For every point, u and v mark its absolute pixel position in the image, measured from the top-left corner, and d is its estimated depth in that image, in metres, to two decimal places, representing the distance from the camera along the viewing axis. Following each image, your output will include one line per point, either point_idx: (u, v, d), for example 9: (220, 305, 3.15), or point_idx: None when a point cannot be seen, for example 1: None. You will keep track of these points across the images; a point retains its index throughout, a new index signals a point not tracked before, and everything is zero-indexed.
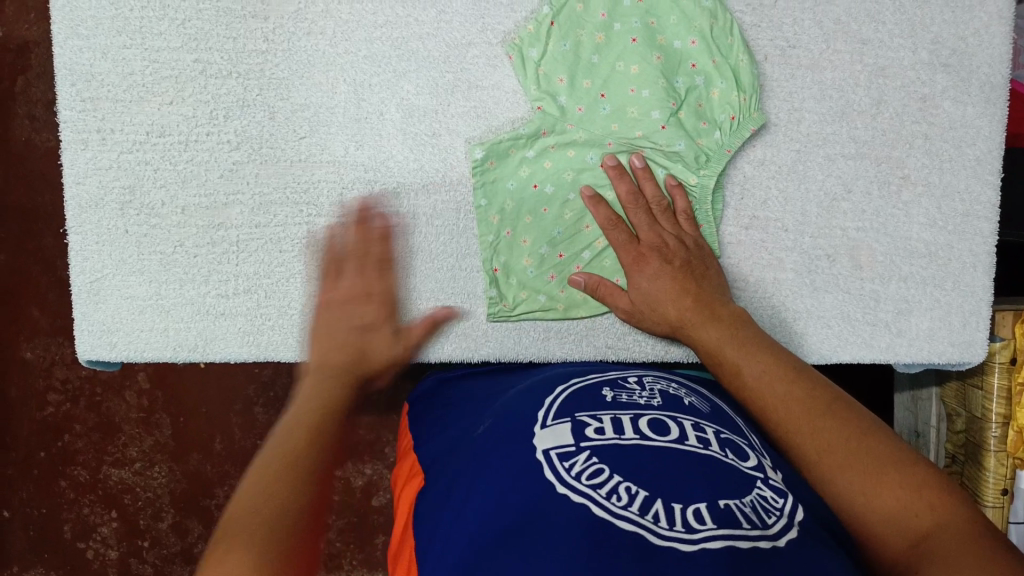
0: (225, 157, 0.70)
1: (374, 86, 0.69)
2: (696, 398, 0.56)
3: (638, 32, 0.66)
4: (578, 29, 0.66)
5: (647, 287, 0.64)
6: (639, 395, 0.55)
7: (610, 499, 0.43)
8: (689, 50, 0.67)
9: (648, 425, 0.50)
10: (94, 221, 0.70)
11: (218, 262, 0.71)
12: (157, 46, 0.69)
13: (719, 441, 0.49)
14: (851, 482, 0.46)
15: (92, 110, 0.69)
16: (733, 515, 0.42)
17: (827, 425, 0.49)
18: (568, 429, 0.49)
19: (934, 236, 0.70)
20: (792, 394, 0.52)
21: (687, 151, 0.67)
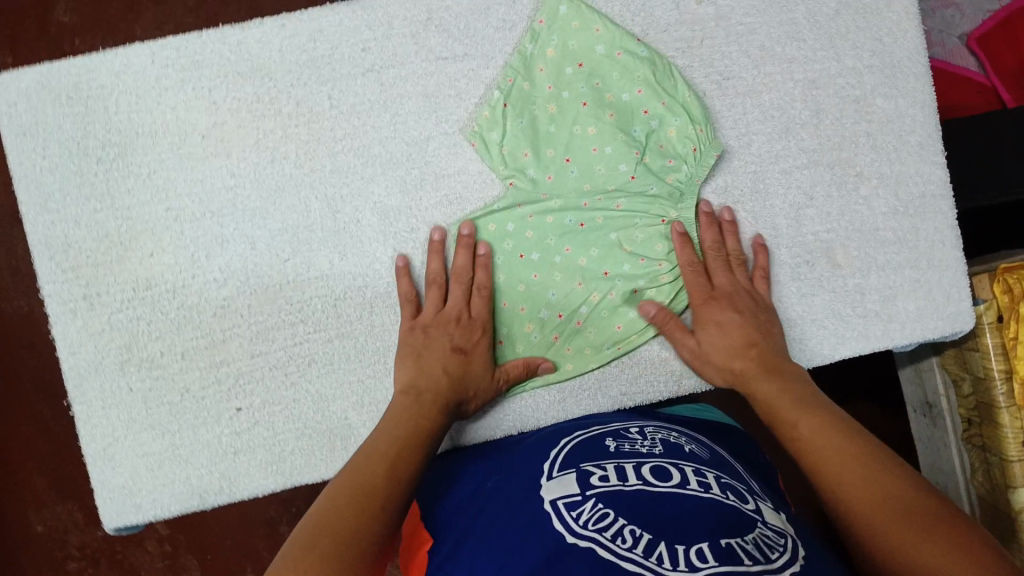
0: (214, 295, 0.71)
1: (346, 196, 0.71)
2: (694, 445, 0.63)
3: (587, 95, 0.71)
4: (530, 105, 0.71)
5: (719, 341, 0.67)
6: (641, 444, 0.60)
7: (615, 541, 0.46)
8: (638, 98, 0.71)
9: (651, 472, 0.55)
10: (96, 385, 0.70)
11: (227, 398, 0.71)
12: (127, 203, 0.70)
13: (718, 484, 0.55)
14: (894, 540, 0.48)
15: (75, 279, 0.70)
16: (733, 553, 0.45)
17: (877, 486, 0.51)
18: (574, 477, 0.55)
19: (899, 223, 0.74)
20: (849, 451, 0.54)
21: (661, 192, 0.71)
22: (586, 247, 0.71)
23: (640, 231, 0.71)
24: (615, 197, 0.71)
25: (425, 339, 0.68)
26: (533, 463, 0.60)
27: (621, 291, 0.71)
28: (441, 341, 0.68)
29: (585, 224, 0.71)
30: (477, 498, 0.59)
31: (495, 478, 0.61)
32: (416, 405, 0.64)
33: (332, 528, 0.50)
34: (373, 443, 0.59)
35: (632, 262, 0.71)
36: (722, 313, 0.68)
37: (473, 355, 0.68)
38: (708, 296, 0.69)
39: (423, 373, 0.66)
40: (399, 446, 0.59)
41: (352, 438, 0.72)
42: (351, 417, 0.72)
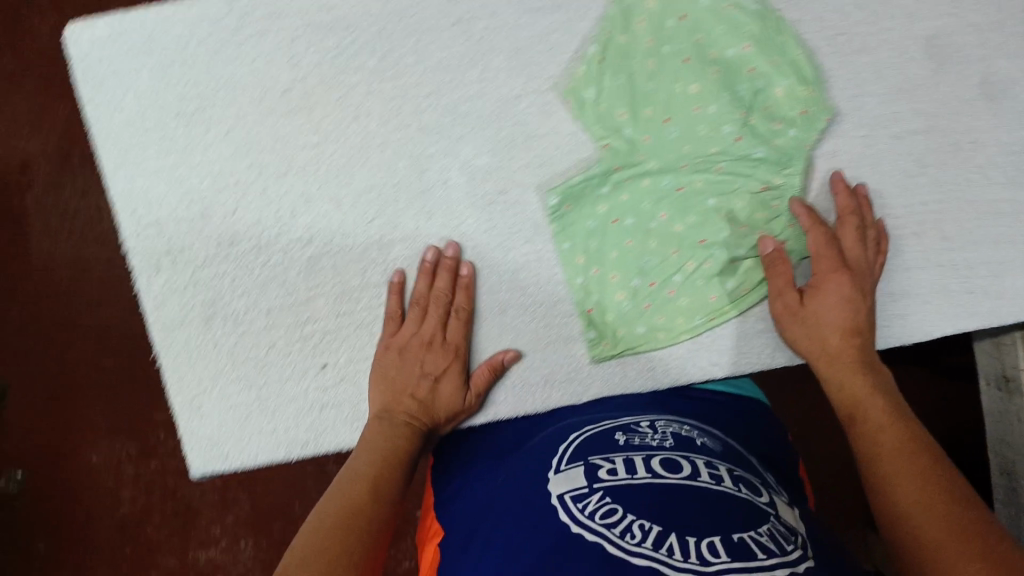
0: (298, 253, 0.69)
1: (434, 155, 0.68)
2: (707, 437, 0.60)
3: (688, 51, 0.67)
4: (630, 61, 0.67)
5: (826, 315, 0.63)
6: (651, 437, 0.59)
7: (624, 536, 0.45)
8: (744, 55, 0.67)
9: (660, 465, 0.54)
10: (181, 339, 0.70)
11: (313, 355, 0.70)
12: (210, 159, 0.68)
13: (730, 477, 0.54)
14: (933, 549, 0.48)
15: (158, 234, 0.68)
16: (746, 547, 0.44)
17: (932, 498, 0.50)
18: (581, 472, 0.54)
19: (1017, 194, 0.69)
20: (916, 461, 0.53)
21: (768, 156, 0.67)
22: (684, 212, 0.67)
23: (740, 196, 0.67)
24: (715, 161, 0.67)
25: (399, 361, 0.66)
26: (541, 457, 0.59)
27: (718, 260, 0.67)
28: (414, 366, 0.66)
29: (682, 187, 0.67)
30: (482, 502, 0.57)
31: (504, 477, 0.59)
32: (390, 428, 0.62)
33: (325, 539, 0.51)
34: (357, 462, 0.59)
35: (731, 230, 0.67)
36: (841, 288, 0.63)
37: (444, 377, 0.66)
38: (822, 267, 0.64)
39: (394, 399, 0.65)
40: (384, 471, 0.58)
41: None
42: None
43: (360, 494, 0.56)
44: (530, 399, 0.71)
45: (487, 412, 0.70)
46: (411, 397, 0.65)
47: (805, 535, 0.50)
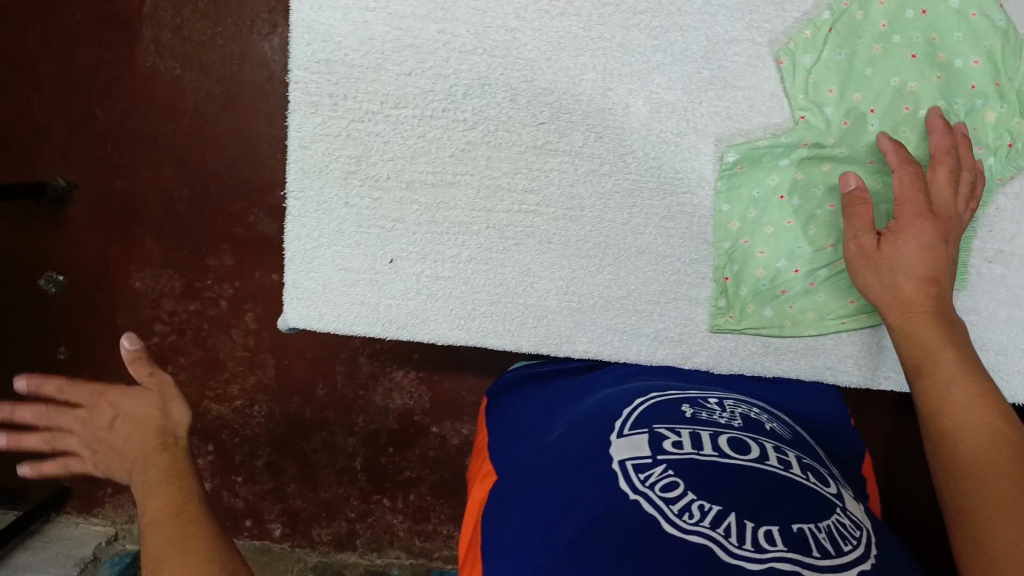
0: (457, 136, 0.67)
1: (624, 76, 0.65)
2: (776, 423, 0.59)
3: (918, 47, 0.63)
4: (856, 39, 0.64)
5: (904, 261, 0.59)
6: (719, 415, 0.57)
7: (681, 515, 0.44)
8: (972, 69, 0.63)
9: (728, 443, 0.51)
10: (315, 187, 0.68)
11: (437, 242, 0.69)
12: (402, 11, 0.65)
13: (799, 466, 0.51)
14: (983, 513, 0.45)
15: (327, 73, 0.66)
16: (805, 542, 0.42)
17: (992, 464, 0.47)
18: (647, 440, 0.51)
19: None
20: (987, 430, 0.49)
21: None
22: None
23: None
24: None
25: (96, 394, 0.56)
26: (604, 414, 0.57)
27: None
28: (87, 390, 0.56)
29: (860, 182, 0.64)
30: (544, 451, 0.56)
31: (561, 432, 0.57)
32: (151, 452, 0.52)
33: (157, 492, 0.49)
34: (141, 432, 0.53)
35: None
36: (920, 241, 0.59)
37: (173, 400, 0.56)
38: (913, 224, 0.59)
39: (111, 434, 0.54)
40: (152, 449, 0.53)
41: (545, 320, 0.70)
42: (550, 300, 0.70)
43: (159, 458, 0.52)
44: (636, 348, 0.70)
45: (590, 350, 0.70)
46: (135, 402, 0.55)
47: (869, 533, 0.46)
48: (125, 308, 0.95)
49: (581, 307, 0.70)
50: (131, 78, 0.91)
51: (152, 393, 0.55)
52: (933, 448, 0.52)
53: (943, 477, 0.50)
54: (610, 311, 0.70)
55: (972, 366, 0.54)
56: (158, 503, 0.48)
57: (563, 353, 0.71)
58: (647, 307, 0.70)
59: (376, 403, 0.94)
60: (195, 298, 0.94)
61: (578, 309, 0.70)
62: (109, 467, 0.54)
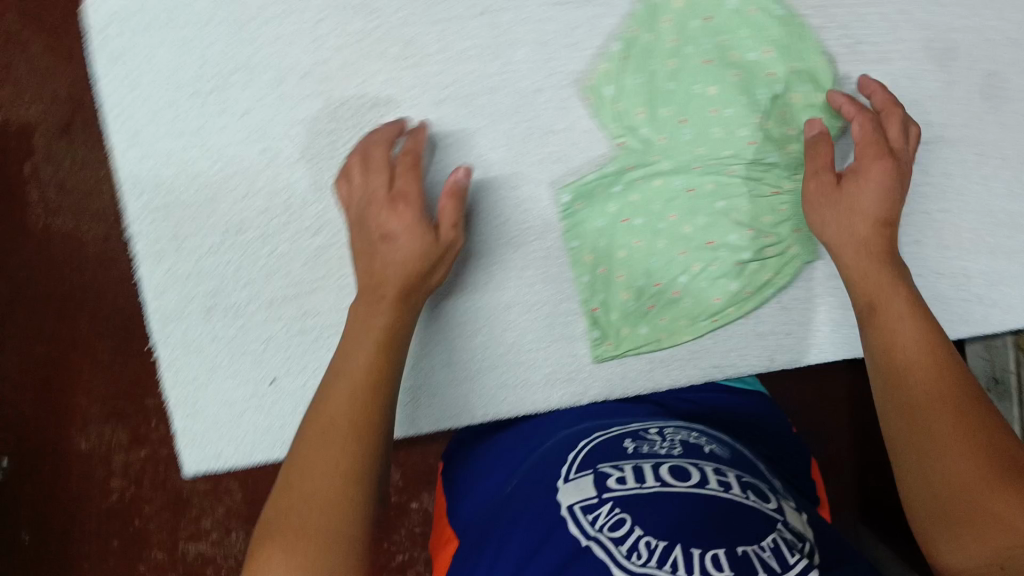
0: (305, 244, 0.68)
1: (448, 148, 0.67)
2: (716, 444, 0.63)
3: (710, 52, 0.66)
4: (650, 60, 0.66)
5: (866, 200, 0.62)
6: (659, 445, 0.61)
7: (629, 556, 0.49)
8: (765, 59, 0.66)
9: (670, 472, 0.57)
10: (180, 330, 0.70)
11: (312, 351, 0.70)
12: (220, 143, 0.66)
13: (739, 483, 0.56)
14: (931, 447, 0.54)
15: (164, 219, 0.67)
16: (749, 563, 0.48)
17: (930, 389, 0.55)
18: (590, 480, 0.57)
19: (1013, 204, 0.72)
20: (933, 373, 0.56)
21: (779, 161, 0.67)
22: (693, 216, 0.68)
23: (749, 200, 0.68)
24: (726, 166, 0.67)
25: (386, 207, 0.62)
26: (555, 462, 0.62)
27: (721, 263, 0.69)
28: (381, 189, 0.62)
29: (693, 189, 0.67)
30: (502, 509, 0.61)
31: (514, 484, 0.63)
32: (369, 310, 0.61)
33: (312, 492, 0.52)
34: (334, 394, 0.57)
35: (738, 237, 0.68)
36: (884, 180, 0.62)
37: (405, 224, 0.61)
38: (868, 159, 0.63)
39: (376, 259, 0.62)
40: (367, 414, 0.56)
41: (438, 396, 0.71)
42: (437, 375, 0.70)
43: (345, 410, 0.55)
44: (530, 400, 0.71)
45: (489, 412, 0.71)
46: (378, 253, 0.62)
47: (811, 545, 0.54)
48: (78, 474, 0.96)
49: (468, 373, 0.71)
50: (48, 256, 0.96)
51: (414, 202, 0.62)
52: (886, 376, 0.58)
53: (889, 408, 0.57)
54: (497, 370, 0.71)
55: (907, 289, 0.60)
56: (323, 471, 0.53)
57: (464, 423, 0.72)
58: (531, 357, 0.71)
59: None
60: (143, 442, 0.96)
61: (466, 377, 0.71)
62: (320, 410, 0.56)
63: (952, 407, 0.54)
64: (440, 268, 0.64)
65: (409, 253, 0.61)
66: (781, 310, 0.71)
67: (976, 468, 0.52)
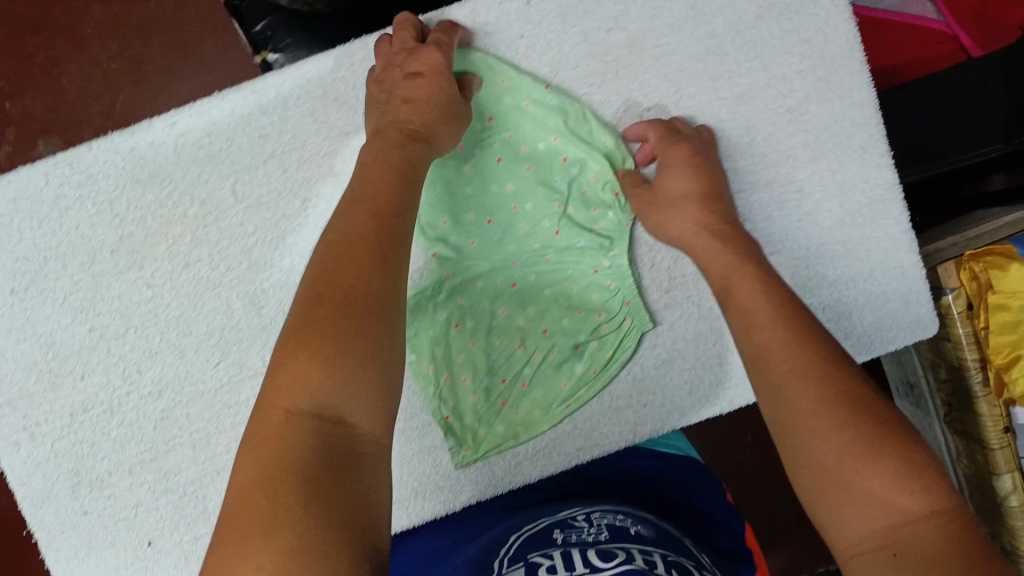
0: (151, 407, 0.69)
1: (269, 290, 0.68)
2: (640, 525, 0.61)
3: (500, 151, 0.68)
4: (443, 169, 0.67)
5: (680, 187, 0.64)
6: (587, 532, 0.59)
7: None
8: (555, 147, 0.67)
9: (596, 555, 0.54)
10: (51, 512, 0.70)
11: (182, 507, 0.70)
12: (49, 329, 0.68)
13: (665, 563, 0.53)
14: (810, 423, 0.48)
15: (12, 411, 0.69)
16: None
17: (796, 356, 0.51)
18: (523, 571, 0.54)
19: (847, 233, 0.69)
20: (796, 340, 0.52)
21: (589, 244, 0.69)
22: (522, 309, 0.69)
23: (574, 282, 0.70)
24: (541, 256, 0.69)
25: (409, 108, 0.59)
26: (488, 562, 0.59)
27: (560, 346, 0.69)
28: (413, 107, 0.59)
29: (517, 283, 0.70)
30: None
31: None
32: (354, 237, 0.49)
33: (298, 372, 0.44)
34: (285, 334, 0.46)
35: (570, 319, 0.69)
36: (688, 172, 0.64)
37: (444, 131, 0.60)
38: (687, 158, 0.64)
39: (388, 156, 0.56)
40: (357, 299, 0.46)
41: None
42: None
43: (333, 320, 0.45)
44: (402, 517, 0.71)
45: None
46: (398, 108, 0.59)
47: None
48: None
49: None
50: None
51: (434, 71, 0.60)
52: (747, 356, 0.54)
53: (764, 385, 0.52)
54: None
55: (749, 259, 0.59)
56: (289, 392, 0.43)
57: None
58: (394, 474, 0.71)
59: None
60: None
61: None
62: (297, 342, 0.45)
63: (820, 370, 0.50)
64: (445, 141, 0.60)
65: (392, 158, 0.55)
66: (633, 382, 0.71)
67: (842, 419, 0.48)
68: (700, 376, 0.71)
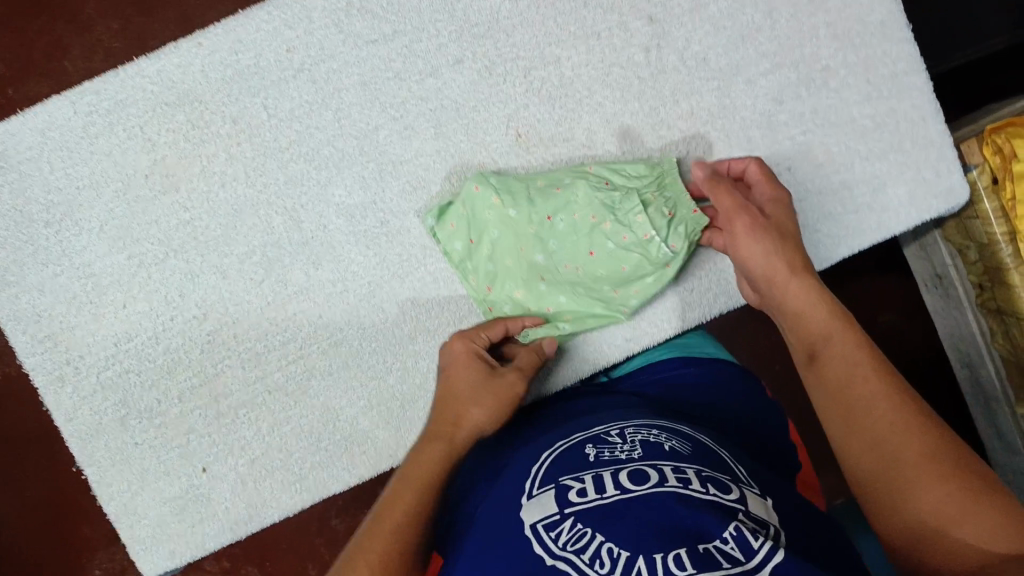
0: (197, 331, 0.69)
1: (307, 204, 0.68)
2: (675, 431, 0.50)
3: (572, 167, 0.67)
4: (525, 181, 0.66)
5: (750, 240, 0.55)
6: (623, 445, 0.49)
7: (594, 566, 0.40)
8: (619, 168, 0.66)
9: (630, 474, 0.45)
10: (102, 445, 0.69)
11: (234, 430, 0.70)
12: (87, 260, 0.68)
13: (700, 478, 0.45)
14: (905, 472, 0.44)
15: (55, 346, 0.68)
16: (713, 557, 0.39)
17: (871, 384, 0.47)
18: (553, 493, 0.45)
19: (874, 108, 0.71)
20: (871, 372, 0.48)
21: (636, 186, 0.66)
22: (563, 235, 0.63)
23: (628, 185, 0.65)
24: (589, 207, 0.63)
25: (464, 392, 0.59)
26: (510, 478, 0.49)
27: (613, 263, 0.63)
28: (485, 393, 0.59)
29: (552, 217, 0.63)
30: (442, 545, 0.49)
31: (473, 504, 0.50)
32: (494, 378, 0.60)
33: (380, 556, 0.47)
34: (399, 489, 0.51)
35: (616, 234, 0.62)
36: (743, 222, 0.56)
37: (490, 419, 0.58)
38: (740, 219, 0.56)
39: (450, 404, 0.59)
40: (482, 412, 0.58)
41: (369, 444, 0.71)
42: (361, 423, 0.70)
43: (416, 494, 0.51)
44: None
45: None
46: (460, 417, 0.57)
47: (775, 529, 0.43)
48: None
49: (390, 413, 0.70)
50: None
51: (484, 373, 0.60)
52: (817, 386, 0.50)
53: (836, 432, 0.48)
54: (419, 404, 0.70)
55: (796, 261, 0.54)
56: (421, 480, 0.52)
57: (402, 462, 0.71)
58: None
59: None
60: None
61: (391, 416, 0.70)
62: (392, 493, 0.52)
63: (904, 407, 0.46)
64: (485, 418, 0.58)
65: (461, 373, 0.61)
66: (677, 270, 0.72)
67: (922, 470, 0.43)
68: None
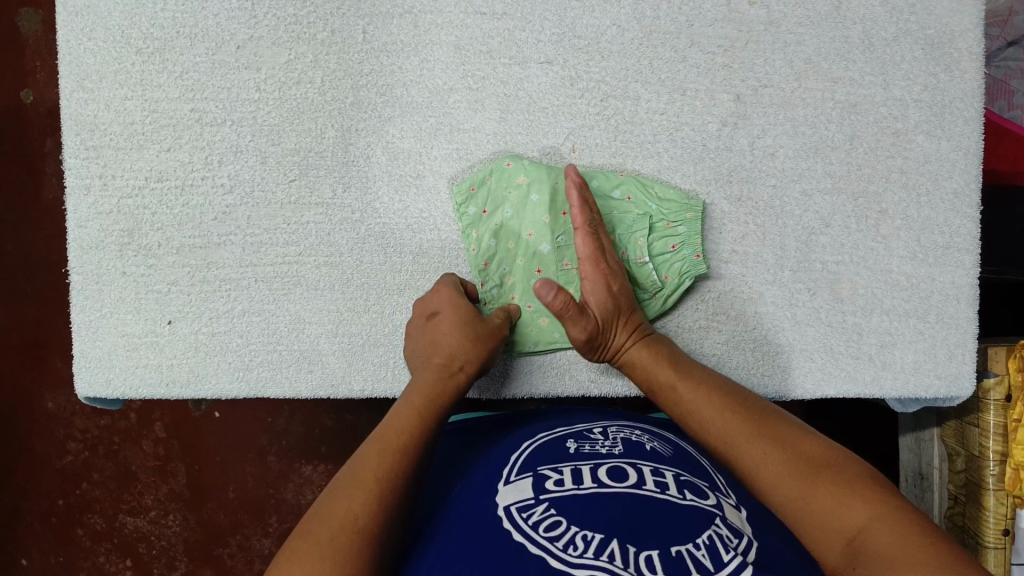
0: (217, 199, 0.72)
1: (361, 130, 0.72)
2: (657, 442, 0.56)
3: (602, 177, 0.70)
4: (550, 179, 0.69)
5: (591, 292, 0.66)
6: (602, 444, 0.54)
7: (566, 549, 0.42)
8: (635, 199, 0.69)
9: (607, 474, 0.49)
10: (94, 261, 0.73)
11: (209, 299, 0.73)
12: (156, 96, 0.72)
13: (677, 484, 0.49)
14: (807, 500, 0.48)
15: (95, 157, 0.72)
16: (685, 565, 0.41)
17: (731, 426, 0.55)
18: (531, 481, 0.49)
19: (915, 269, 0.70)
20: (749, 426, 0.54)
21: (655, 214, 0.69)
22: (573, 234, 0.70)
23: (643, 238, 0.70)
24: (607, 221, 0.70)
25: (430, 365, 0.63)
26: (493, 467, 0.54)
27: None
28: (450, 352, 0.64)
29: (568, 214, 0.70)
30: (445, 505, 0.52)
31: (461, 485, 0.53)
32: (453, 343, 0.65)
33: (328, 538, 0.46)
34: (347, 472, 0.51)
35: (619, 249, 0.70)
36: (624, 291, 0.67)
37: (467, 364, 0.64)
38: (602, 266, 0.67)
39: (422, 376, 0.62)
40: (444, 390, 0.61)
41: (320, 364, 0.73)
42: (321, 344, 0.73)
43: (367, 474, 0.50)
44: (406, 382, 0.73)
45: (365, 387, 0.73)
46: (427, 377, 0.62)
47: (748, 544, 0.45)
48: (38, 429, 1.08)
49: (350, 346, 0.73)
50: (34, 209, 1.07)
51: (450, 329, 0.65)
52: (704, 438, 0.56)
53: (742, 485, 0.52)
54: (378, 350, 0.73)
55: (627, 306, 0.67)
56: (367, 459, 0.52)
57: (340, 394, 0.74)
58: None
59: (289, 500, 1.05)
60: (103, 414, 1.07)
61: (349, 349, 0.73)
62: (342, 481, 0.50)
63: (781, 446, 0.52)
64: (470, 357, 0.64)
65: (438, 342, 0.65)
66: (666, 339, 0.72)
67: (820, 490, 0.48)
68: (729, 355, 0.71)
